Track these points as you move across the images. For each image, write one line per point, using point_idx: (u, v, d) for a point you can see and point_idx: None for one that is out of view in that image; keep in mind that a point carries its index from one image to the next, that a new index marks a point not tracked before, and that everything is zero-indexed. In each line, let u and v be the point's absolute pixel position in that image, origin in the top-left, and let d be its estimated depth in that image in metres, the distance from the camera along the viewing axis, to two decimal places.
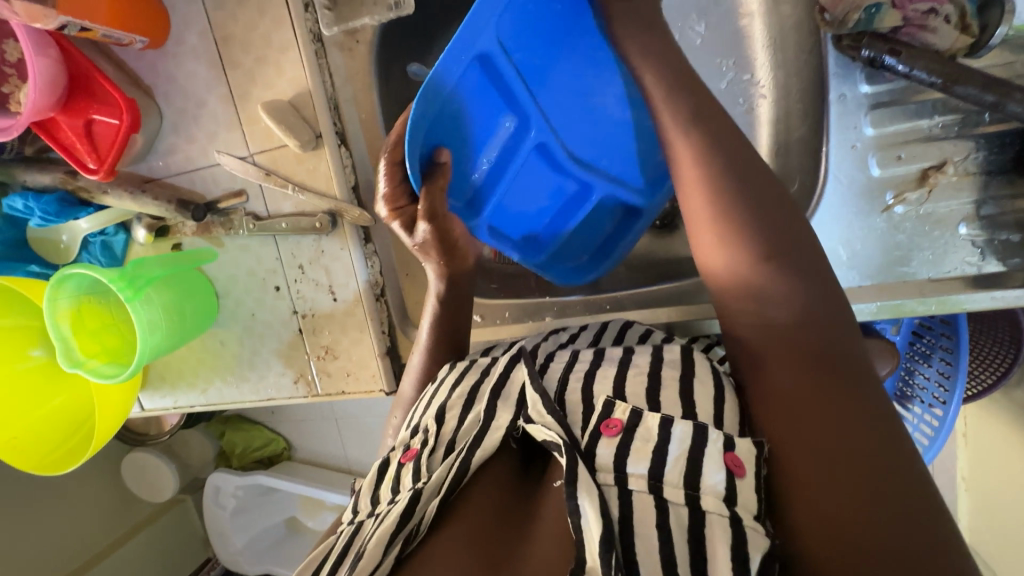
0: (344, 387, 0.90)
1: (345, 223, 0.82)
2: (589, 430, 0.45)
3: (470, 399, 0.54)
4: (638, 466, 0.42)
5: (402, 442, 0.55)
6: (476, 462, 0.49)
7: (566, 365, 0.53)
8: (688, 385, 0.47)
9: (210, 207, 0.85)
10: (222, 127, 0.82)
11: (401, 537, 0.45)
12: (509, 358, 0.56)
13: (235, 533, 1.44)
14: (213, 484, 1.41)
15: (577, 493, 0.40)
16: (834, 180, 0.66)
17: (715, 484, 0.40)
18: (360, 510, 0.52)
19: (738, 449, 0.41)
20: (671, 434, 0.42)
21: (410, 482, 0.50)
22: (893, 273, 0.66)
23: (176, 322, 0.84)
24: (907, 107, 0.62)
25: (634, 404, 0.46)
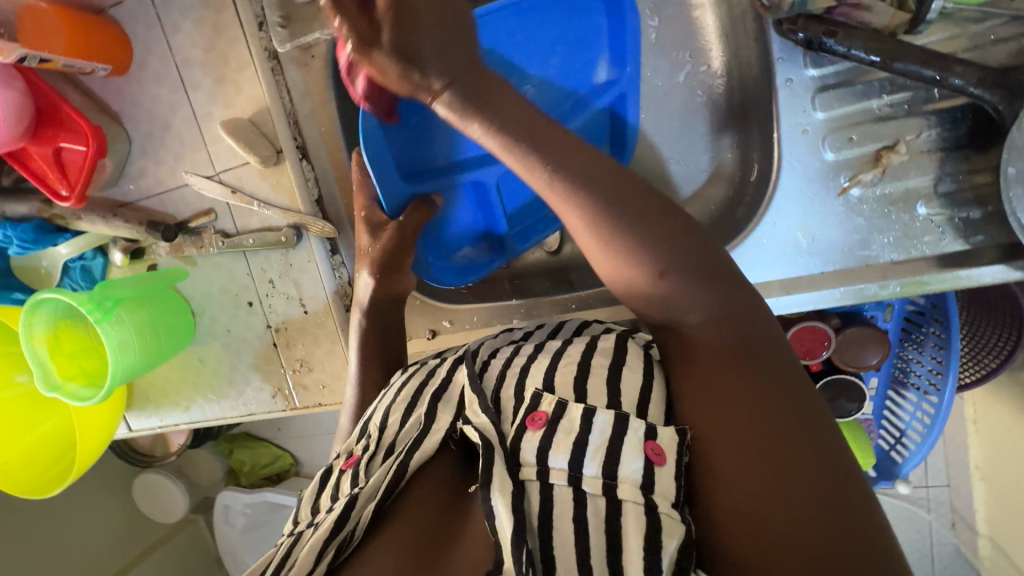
0: (321, 400, 0.90)
1: (310, 235, 0.83)
2: (517, 422, 0.46)
3: (412, 403, 0.55)
4: (558, 460, 0.43)
5: (347, 449, 0.56)
6: (414, 463, 0.50)
7: (505, 362, 0.54)
8: (615, 369, 0.49)
9: (180, 227, 0.86)
10: (187, 148, 0.83)
11: (334, 544, 0.46)
12: (452, 362, 0.58)
13: (246, 551, 1.45)
14: (221, 503, 1.44)
15: (491, 493, 0.41)
16: (788, 166, 0.65)
17: (631, 472, 0.41)
18: (301, 520, 0.52)
19: (660, 439, 0.43)
20: (592, 425, 0.44)
21: (349, 487, 0.50)
22: (856, 257, 0.65)
23: (151, 342, 0.85)
24: (854, 88, 0.61)
25: (560, 396, 0.47)
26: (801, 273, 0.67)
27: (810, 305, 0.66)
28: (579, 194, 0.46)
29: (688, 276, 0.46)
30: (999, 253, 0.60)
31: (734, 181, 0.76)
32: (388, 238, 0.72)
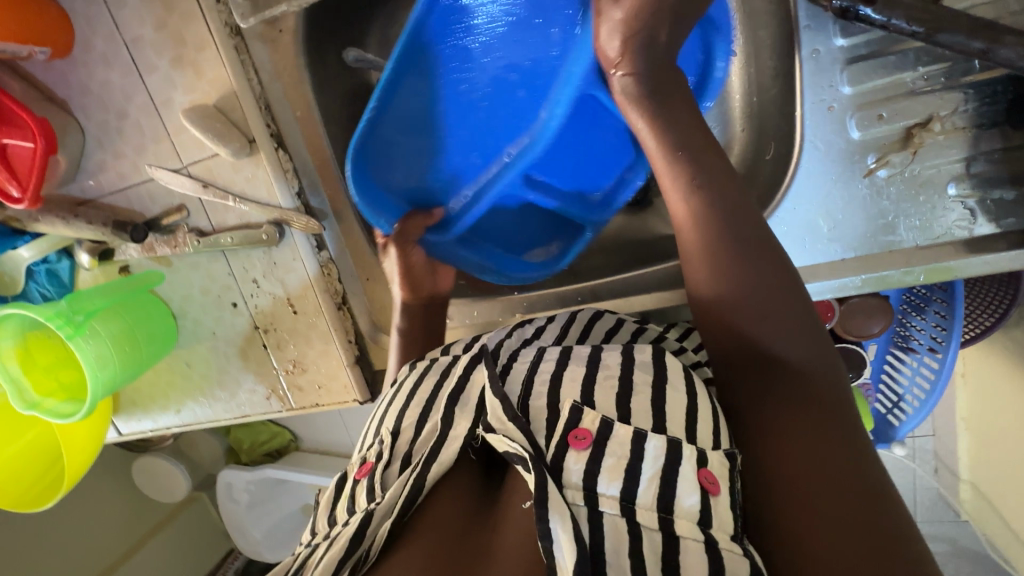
0: (318, 400, 0.87)
1: (293, 231, 0.77)
2: (556, 441, 0.43)
3: (428, 407, 0.52)
4: (611, 488, 0.40)
5: (359, 458, 0.54)
6: (431, 476, 0.47)
7: (531, 364, 0.51)
8: (660, 394, 0.45)
9: (150, 226, 0.80)
10: (148, 138, 0.75)
11: (348, 564, 0.44)
12: (471, 357, 0.54)
13: (253, 524, 1.45)
14: (223, 480, 1.41)
15: (549, 515, 0.38)
16: (811, 146, 0.60)
17: (688, 506, 0.39)
18: (318, 531, 0.51)
19: (711, 464, 0.41)
20: (645, 451, 0.41)
21: (365, 501, 0.48)
22: (879, 243, 0.61)
23: (130, 351, 0.80)
24: (886, 59, 0.55)
25: (604, 412, 0.44)
26: (820, 259, 0.63)
27: (830, 293, 0.63)
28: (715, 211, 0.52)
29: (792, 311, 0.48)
30: (1017, 240, 0.57)
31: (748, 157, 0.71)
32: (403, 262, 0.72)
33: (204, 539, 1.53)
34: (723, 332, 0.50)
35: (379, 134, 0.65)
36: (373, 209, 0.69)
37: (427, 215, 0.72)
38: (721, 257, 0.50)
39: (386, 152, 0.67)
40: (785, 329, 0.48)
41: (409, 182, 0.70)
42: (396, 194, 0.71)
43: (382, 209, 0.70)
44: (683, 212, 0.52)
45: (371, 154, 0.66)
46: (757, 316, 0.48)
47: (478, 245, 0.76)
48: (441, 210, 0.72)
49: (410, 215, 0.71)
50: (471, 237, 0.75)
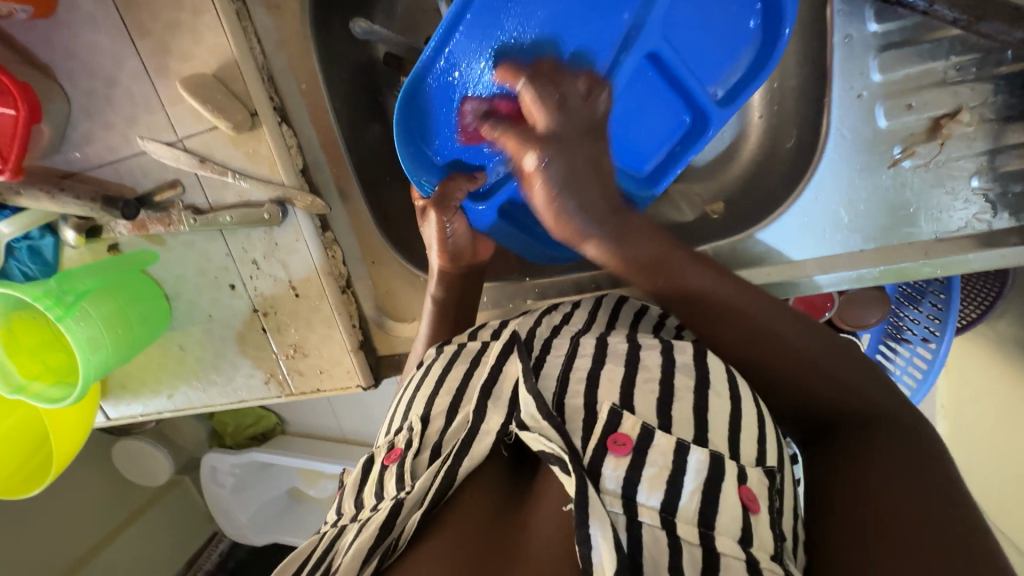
0: (319, 385, 0.85)
1: (297, 211, 0.74)
2: (595, 444, 0.46)
3: (458, 398, 0.57)
4: (651, 498, 0.43)
5: (387, 442, 0.59)
6: (463, 469, 0.50)
7: (564, 357, 0.55)
8: (703, 401, 0.49)
9: (143, 202, 0.75)
10: (141, 108, 0.70)
11: (378, 553, 0.46)
12: (502, 348, 0.59)
13: (238, 510, 1.40)
14: (207, 465, 1.37)
15: (589, 521, 0.40)
16: (837, 135, 0.59)
17: (730, 523, 0.42)
18: (345, 512, 0.56)
19: (750, 482, 0.44)
20: (687, 463, 0.44)
21: (395, 488, 0.52)
22: (899, 234, 0.61)
23: (123, 333, 0.76)
24: (920, 47, 0.54)
25: (642, 418, 0.47)
26: (840, 250, 0.63)
27: (846, 283, 0.63)
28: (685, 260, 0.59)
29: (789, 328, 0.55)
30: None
31: (764, 145, 0.71)
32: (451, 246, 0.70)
33: (189, 523, 1.49)
34: (734, 322, 0.56)
35: (428, 90, 0.60)
36: (416, 169, 0.66)
37: (469, 179, 0.66)
38: (726, 276, 0.58)
39: (434, 111, 0.62)
40: (796, 324, 0.55)
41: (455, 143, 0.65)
42: (438, 151, 0.65)
43: (424, 168, 0.66)
44: (653, 255, 0.59)
45: (418, 110, 0.62)
46: (760, 304, 0.56)
47: (516, 217, 0.73)
48: (483, 175, 0.67)
49: (452, 176, 0.66)
50: (509, 209, 0.72)
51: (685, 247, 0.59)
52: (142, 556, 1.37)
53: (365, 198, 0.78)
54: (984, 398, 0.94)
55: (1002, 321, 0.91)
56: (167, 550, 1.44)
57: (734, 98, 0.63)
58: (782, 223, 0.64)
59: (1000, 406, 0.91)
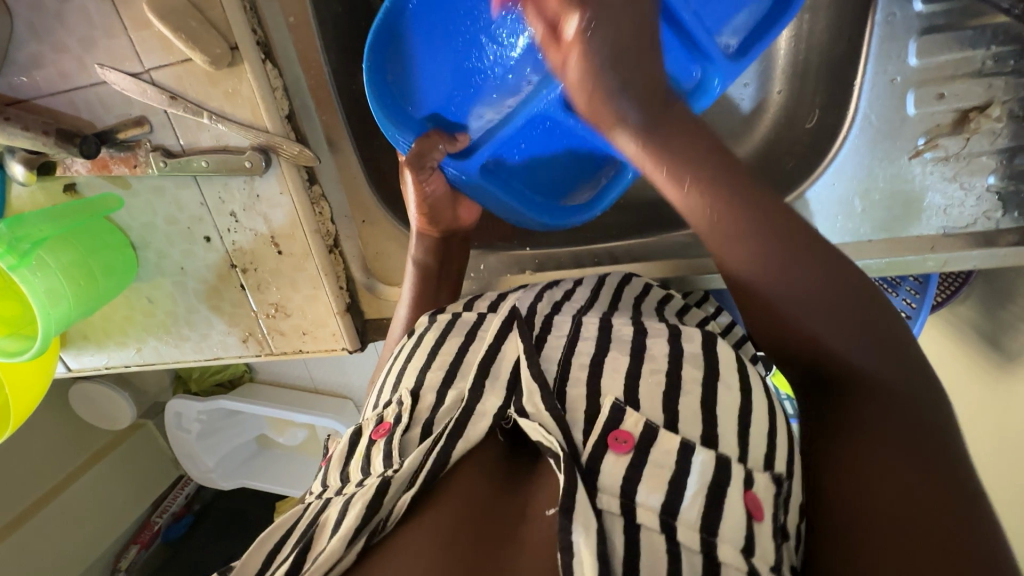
0: (302, 346, 0.81)
1: (282, 161, 0.67)
2: (595, 442, 0.47)
3: (453, 372, 0.56)
4: (651, 499, 0.44)
5: (375, 415, 0.58)
6: (455, 451, 0.50)
7: (567, 341, 0.56)
8: (703, 394, 0.49)
9: (103, 138, 0.67)
10: (99, 31, 0.61)
11: (365, 532, 0.47)
12: (502, 323, 0.58)
13: (204, 454, 1.37)
14: (173, 409, 1.32)
15: (573, 527, 0.41)
16: (863, 121, 0.57)
17: (734, 533, 0.42)
18: (330, 485, 0.55)
19: (757, 488, 0.45)
20: (693, 465, 0.45)
21: (383, 466, 0.52)
22: (909, 227, 0.61)
23: (84, 286, 0.70)
24: (962, 33, 0.52)
25: (646, 416, 0.48)
26: (849, 239, 0.62)
27: None
28: (730, 212, 0.47)
29: (845, 316, 0.45)
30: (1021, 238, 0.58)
31: (780, 122, 0.69)
32: (431, 202, 0.67)
33: (150, 466, 1.43)
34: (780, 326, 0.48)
35: (400, 37, 0.58)
36: (393, 124, 0.61)
37: (448, 139, 0.62)
38: (765, 261, 0.47)
39: (409, 60, 0.59)
40: (855, 328, 0.45)
41: (433, 96, 0.61)
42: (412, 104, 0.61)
43: (400, 122, 0.62)
44: (693, 210, 0.48)
45: (391, 59, 0.59)
46: (818, 313, 0.45)
47: (502, 179, 0.67)
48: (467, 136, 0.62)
49: (430, 132, 0.62)
50: (495, 170, 0.66)
51: (723, 216, 0.47)
52: (106, 500, 1.34)
53: (357, 151, 0.72)
54: (940, 375, 1.00)
55: (964, 304, 0.95)
56: (133, 496, 1.39)
57: (748, 49, 0.54)
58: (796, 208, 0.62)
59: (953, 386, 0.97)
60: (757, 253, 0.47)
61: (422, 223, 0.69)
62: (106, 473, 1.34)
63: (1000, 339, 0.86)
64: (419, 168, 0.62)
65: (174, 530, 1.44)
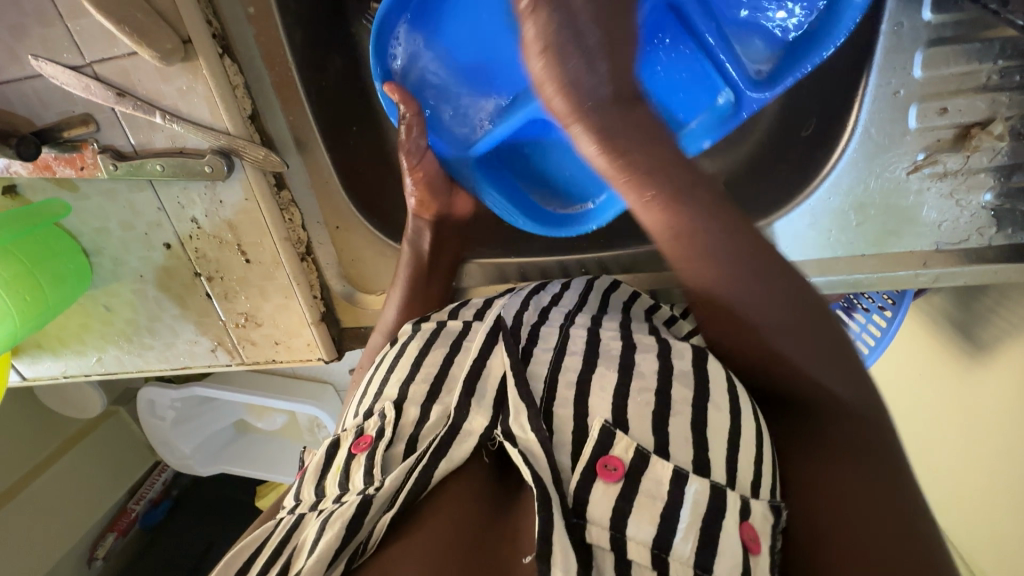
0: (275, 356, 0.77)
1: (246, 166, 0.62)
2: (584, 469, 0.46)
3: (436, 388, 0.54)
4: (642, 534, 0.43)
5: (354, 425, 0.55)
6: (438, 473, 0.48)
7: (555, 352, 0.54)
8: (700, 415, 0.47)
9: (43, 138, 0.60)
10: (30, 18, 0.55)
11: (345, 554, 0.45)
12: (488, 333, 0.55)
13: (179, 441, 1.32)
14: (144, 397, 1.27)
15: (553, 570, 0.39)
16: (862, 134, 0.55)
17: (730, 569, 0.41)
18: (305, 500, 0.53)
19: (753, 519, 0.43)
20: (685, 495, 0.43)
21: (363, 483, 0.49)
22: (902, 243, 0.59)
23: (32, 290, 0.65)
24: (971, 45, 0.49)
25: (637, 440, 0.46)
26: (840, 253, 0.61)
27: (844, 288, 0.62)
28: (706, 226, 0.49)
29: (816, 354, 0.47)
30: (1012, 251, 0.58)
31: None
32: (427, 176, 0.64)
33: (119, 461, 1.37)
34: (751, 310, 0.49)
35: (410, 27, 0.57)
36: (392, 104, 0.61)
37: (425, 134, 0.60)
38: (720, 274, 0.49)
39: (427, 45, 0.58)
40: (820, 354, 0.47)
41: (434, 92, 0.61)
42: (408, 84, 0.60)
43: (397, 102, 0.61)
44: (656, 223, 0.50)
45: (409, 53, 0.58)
46: (779, 330, 0.48)
47: (499, 175, 0.65)
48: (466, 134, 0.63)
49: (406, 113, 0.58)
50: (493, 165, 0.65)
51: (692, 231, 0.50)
52: (79, 489, 1.28)
53: (328, 152, 0.67)
54: (910, 362, 1.01)
55: (938, 294, 0.97)
56: (108, 484, 1.34)
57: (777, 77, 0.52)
58: (778, 229, 0.61)
59: (922, 375, 0.99)
60: (707, 255, 0.49)
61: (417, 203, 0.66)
62: (77, 463, 1.29)
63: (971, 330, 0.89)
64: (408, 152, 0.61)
65: (152, 516, 1.40)
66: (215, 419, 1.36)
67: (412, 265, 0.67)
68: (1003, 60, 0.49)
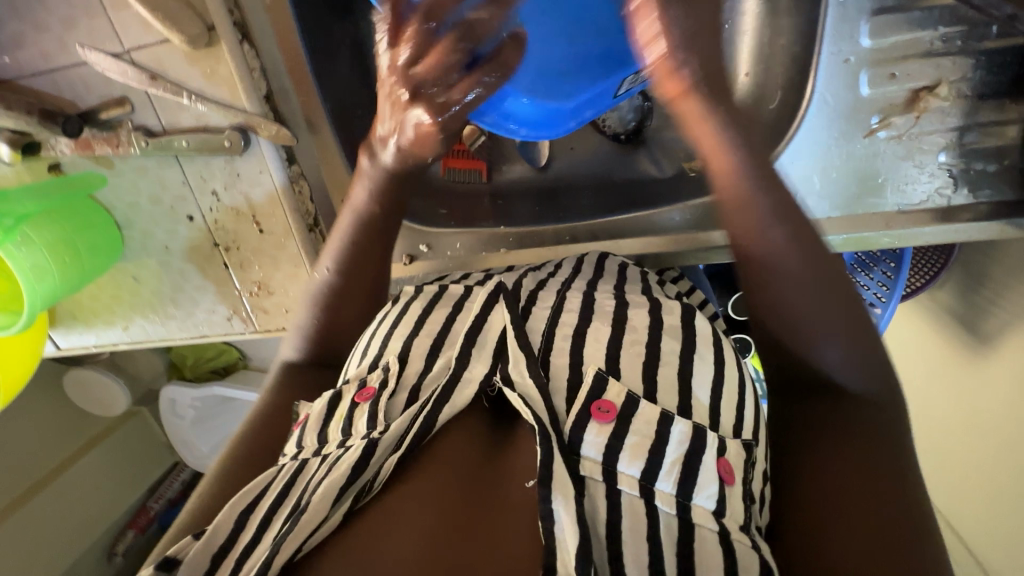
0: (285, 324, 0.83)
1: (260, 140, 0.69)
2: (579, 411, 0.49)
3: (439, 341, 0.58)
4: (631, 467, 0.46)
5: (358, 377, 0.57)
6: (441, 417, 0.51)
7: (550, 312, 0.58)
8: (686, 367, 0.53)
9: (86, 118, 0.69)
10: (78, 11, 0.63)
11: (350, 492, 0.47)
12: (487, 299, 0.59)
13: (200, 441, 1.39)
14: (166, 397, 1.34)
15: (552, 496, 0.42)
16: (819, 100, 0.59)
17: (705, 497, 0.46)
18: (306, 446, 0.54)
19: (728, 455, 0.48)
20: (671, 435, 0.47)
21: (366, 427, 0.52)
22: (864, 204, 0.63)
23: (71, 261, 0.72)
24: (911, 14, 0.54)
25: (629, 387, 0.51)
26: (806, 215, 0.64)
27: None
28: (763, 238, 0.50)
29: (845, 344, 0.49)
30: (981, 212, 0.61)
31: None
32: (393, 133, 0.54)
33: (141, 459, 1.44)
34: (772, 296, 0.51)
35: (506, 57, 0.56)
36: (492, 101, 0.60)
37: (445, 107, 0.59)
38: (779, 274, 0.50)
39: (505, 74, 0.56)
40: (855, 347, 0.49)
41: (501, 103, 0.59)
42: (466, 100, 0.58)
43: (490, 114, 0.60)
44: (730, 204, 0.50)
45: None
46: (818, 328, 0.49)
47: None
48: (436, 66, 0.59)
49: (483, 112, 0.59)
50: None
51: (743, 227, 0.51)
52: (105, 482, 1.35)
53: (336, 135, 0.74)
54: (919, 351, 1.02)
55: (944, 289, 0.97)
56: (129, 478, 1.41)
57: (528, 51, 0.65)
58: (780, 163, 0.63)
59: (926, 363, 1.00)
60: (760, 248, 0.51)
61: (370, 158, 0.58)
62: (104, 458, 1.36)
63: (975, 323, 0.89)
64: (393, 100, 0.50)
65: (170, 516, 1.43)
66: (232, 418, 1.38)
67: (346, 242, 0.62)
68: (943, 27, 0.54)
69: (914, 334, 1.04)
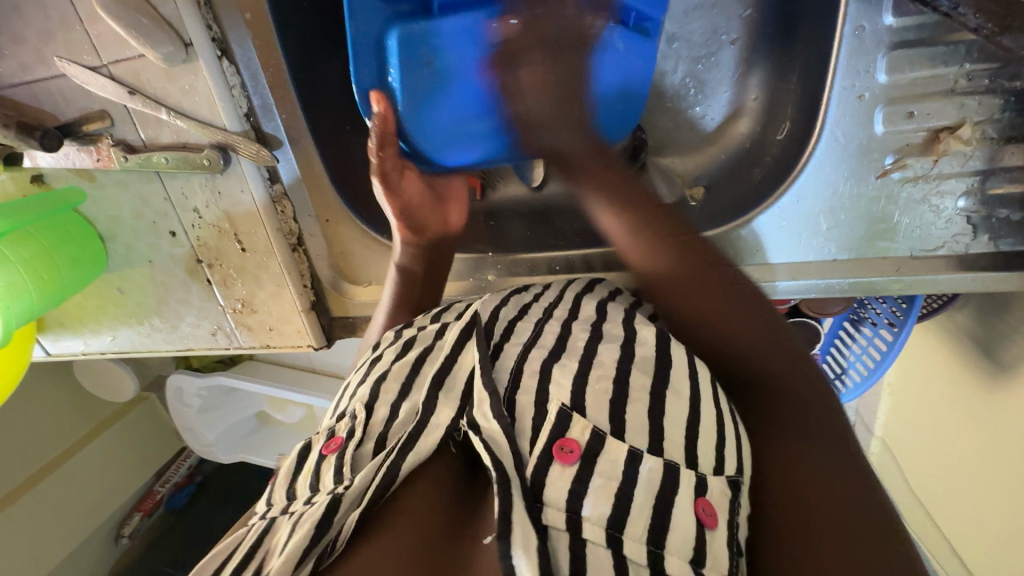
0: (269, 341, 0.81)
1: (239, 158, 0.67)
2: (541, 451, 0.44)
3: (407, 385, 0.52)
4: (603, 516, 0.41)
5: (328, 427, 0.52)
6: (408, 466, 0.45)
7: (525, 348, 0.53)
8: (657, 405, 0.47)
9: (66, 131, 0.66)
10: (54, 24, 0.61)
11: (313, 555, 0.42)
12: (461, 332, 0.54)
13: (205, 428, 1.37)
14: (172, 384, 1.32)
15: (516, 549, 0.37)
16: (830, 136, 0.55)
17: (682, 544, 0.40)
18: (276, 503, 0.49)
19: (710, 495, 0.42)
20: (648, 481, 0.42)
21: (332, 481, 0.46)
22: (874, 248, 0.58)
23: (47, 276, 0.71)
24: (935, 49, 0.49)
25: (595, 423, 0.45)
26: (812, 257, 0.60)
27: (814, 293, 0.61)
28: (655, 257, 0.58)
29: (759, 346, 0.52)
30: (998, 261, 0.57)
31: (752, 128, 0.69)
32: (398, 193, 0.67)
33: (148, 444, 1.43)
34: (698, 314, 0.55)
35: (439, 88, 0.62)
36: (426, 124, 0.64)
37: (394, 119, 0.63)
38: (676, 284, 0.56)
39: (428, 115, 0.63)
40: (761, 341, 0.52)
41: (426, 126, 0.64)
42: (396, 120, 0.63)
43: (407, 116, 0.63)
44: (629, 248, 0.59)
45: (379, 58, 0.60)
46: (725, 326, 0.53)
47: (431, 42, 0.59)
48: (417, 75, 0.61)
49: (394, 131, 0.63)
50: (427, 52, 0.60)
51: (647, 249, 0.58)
52: (108, 469, 1.33)
53: (319, 148, 0.71)
54: (932, 377, 0.96)
55: (961, 311, 0.90)
56: (134, 467, 1.39)
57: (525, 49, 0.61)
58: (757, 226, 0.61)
59: (937, 391, 0.95)
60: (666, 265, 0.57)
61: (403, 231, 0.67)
62: (109, 445, 1.34)
63: (994, 350, 0.83)
64: (383, 174, 0.65)
65: (175, 500, 1.43)
66: (239, 407, 1.39)
67: (403, 283, 0.68)
68: (969, 62, 0.49)
69: (927, 358, 0.98)
